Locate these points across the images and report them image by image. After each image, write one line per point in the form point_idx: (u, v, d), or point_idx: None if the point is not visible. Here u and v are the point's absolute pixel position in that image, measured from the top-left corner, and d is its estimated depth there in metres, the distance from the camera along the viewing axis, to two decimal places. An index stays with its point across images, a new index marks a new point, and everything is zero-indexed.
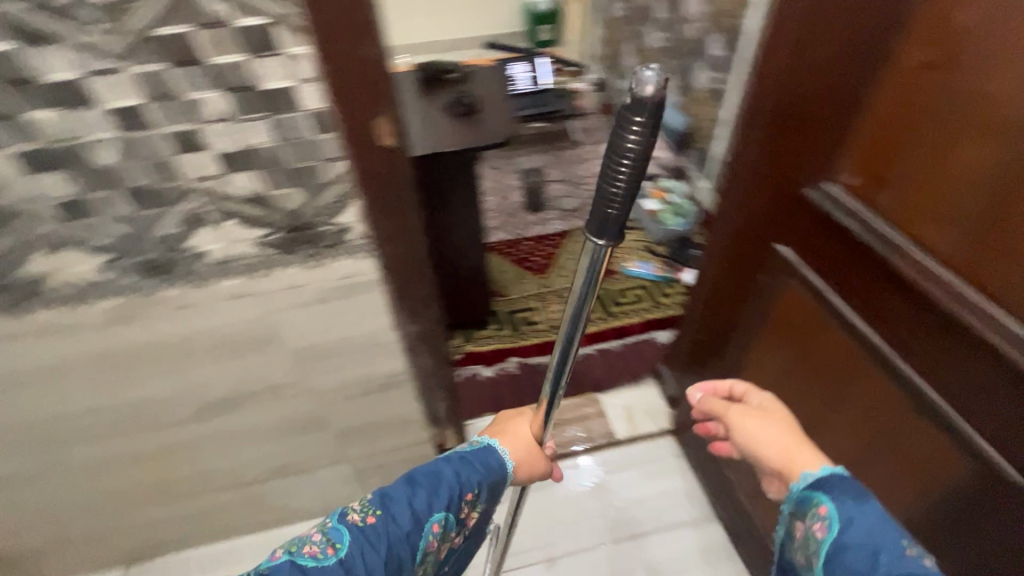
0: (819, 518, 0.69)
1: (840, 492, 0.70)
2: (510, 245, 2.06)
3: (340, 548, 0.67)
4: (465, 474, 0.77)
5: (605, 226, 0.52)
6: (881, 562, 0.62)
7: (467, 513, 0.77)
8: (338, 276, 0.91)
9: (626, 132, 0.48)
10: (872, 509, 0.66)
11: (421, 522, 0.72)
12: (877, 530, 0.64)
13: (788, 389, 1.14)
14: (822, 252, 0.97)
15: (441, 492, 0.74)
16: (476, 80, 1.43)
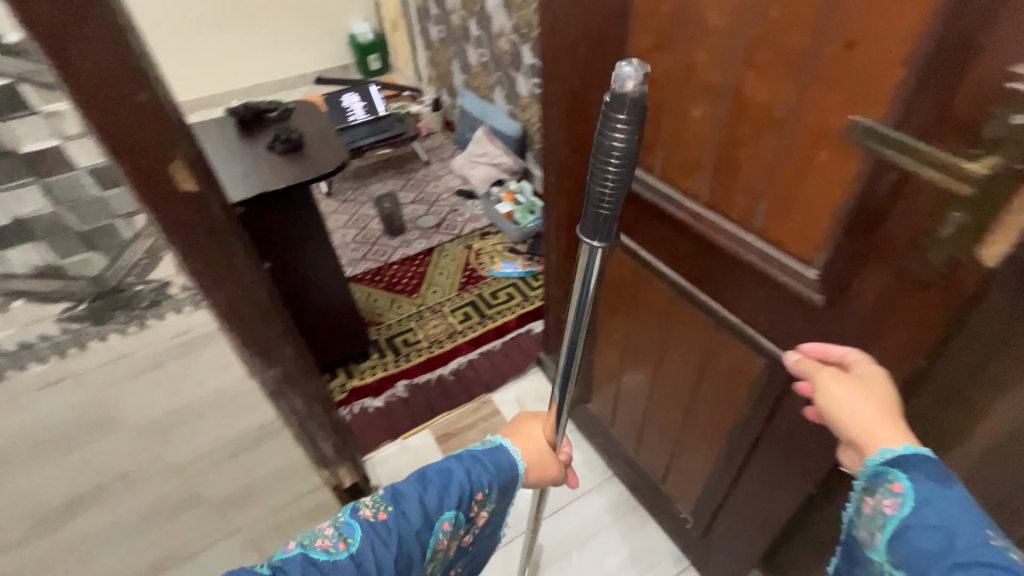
0: (888, 492, 0.49)
1: (926, 476, 0.47)
2: (380, 271, 1.94)
3: (353, 543, 0.55)
4: (476, 473, 0.62)
5: (600, 226, 0.45)
6: (956, 545, 0.44)
7: (475, 511, 0.63)
8: (168, 336, 0.72)
9: (608, 132, 0.40)
10: (957, 496, 0.46)
11: (430, 522, 0.59)
12: (960, 523, 0.44)
13: (635, 353, 1.00)
14: (640, 231, 0.82)
15: (451, 490, 0.60)
16: (299, 117, 1.36)
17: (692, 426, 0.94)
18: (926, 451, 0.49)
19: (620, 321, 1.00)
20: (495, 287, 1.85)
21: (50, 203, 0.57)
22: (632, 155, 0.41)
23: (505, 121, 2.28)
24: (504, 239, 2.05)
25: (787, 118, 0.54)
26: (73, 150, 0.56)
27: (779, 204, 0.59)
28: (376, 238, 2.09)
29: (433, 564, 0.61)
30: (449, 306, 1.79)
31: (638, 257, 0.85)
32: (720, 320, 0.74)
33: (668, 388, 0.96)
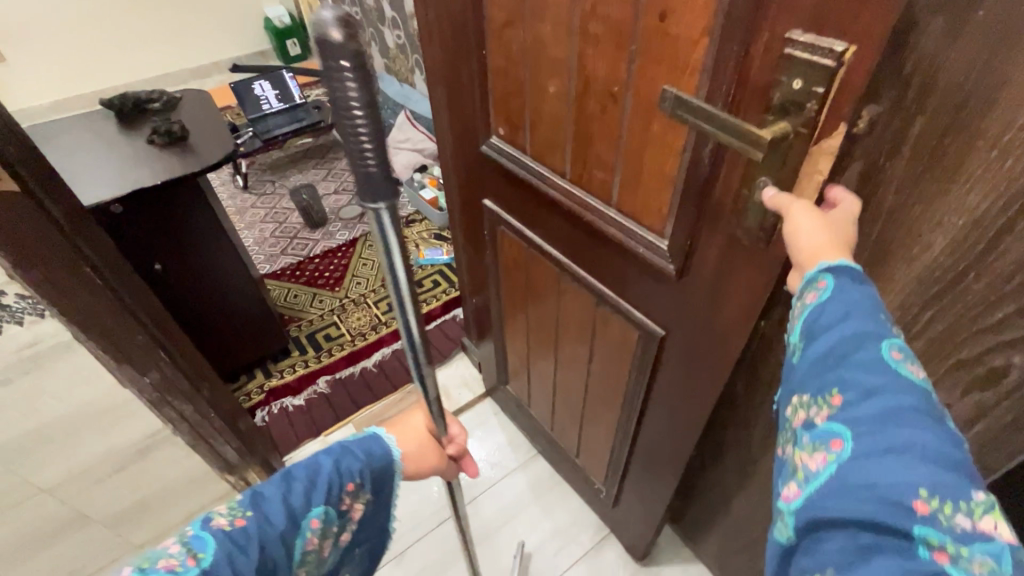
0: (808, 286, 0.42)
1: (852, 273, 0.40)
2: (300, 265, 1.88)
3: (205, 558, 0.47)
4: (347, 463, 0.56)
5: (375, 185, 0.38)
6: (850, 312, 0.38)
7: (350, 504, 0.56)
8: (10, 349, 0.67)
9: (339, 87, 0.34)
10: (874, 291, 0.40)
11: (297, 521, 0.51)
12: (862, 298, 0.39)
13: (537, 334, 1.01)
14: (525, 212, 0.82)
15: (319, 483, 0.53)
16: (185, 107, 1.27)
17: (593, 401, 0.95)
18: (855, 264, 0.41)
19: (523, 304, 1.00)
20: (421, 275, 1.82)
21: None
22: (371, 97, 0.35)
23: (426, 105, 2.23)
24: (430, 226, 2.01)
25: (625, 92, 0.54)
26: None
27: (630, 180, 0.60)
28: (297, 232, 2.01)
29: (306, 568, 0.53)
30: (373, 298, 1.75)
31: (525, 236, 0.85)
32: (600, 296, 0.75)
33: (568, 366, 0.97)
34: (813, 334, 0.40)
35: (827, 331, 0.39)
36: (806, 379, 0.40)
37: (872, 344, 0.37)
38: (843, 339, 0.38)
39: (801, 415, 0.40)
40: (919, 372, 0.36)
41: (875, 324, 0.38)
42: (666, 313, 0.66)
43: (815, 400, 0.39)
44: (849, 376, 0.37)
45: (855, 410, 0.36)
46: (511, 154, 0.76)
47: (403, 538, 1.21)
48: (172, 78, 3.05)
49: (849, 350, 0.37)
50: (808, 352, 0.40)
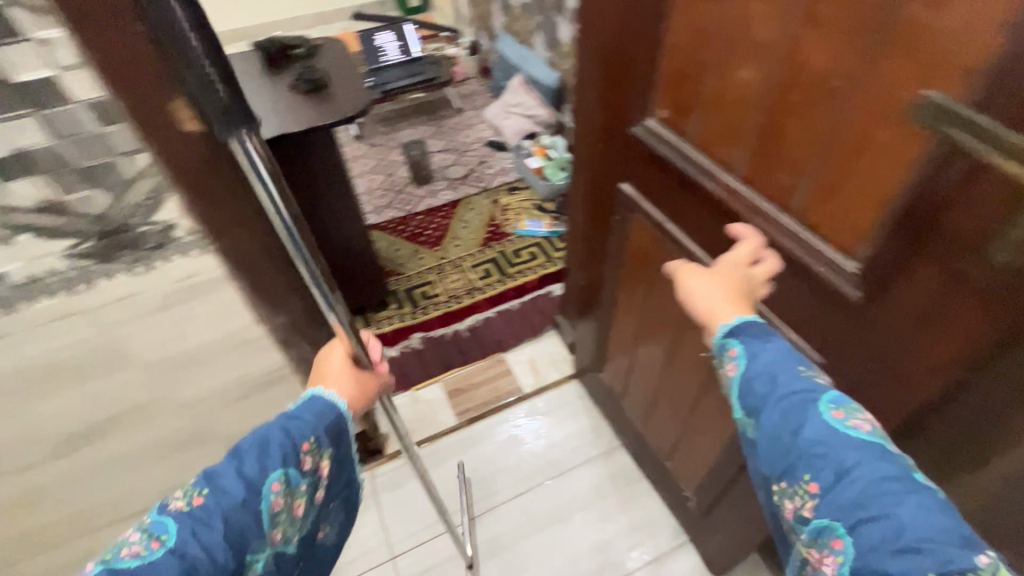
0: (729, 359, 0.56)
1: (755, 336, 0.55)
2: (404, 220, 1.92)
3: (168, 538, 0.47)
4: (298, 426, 0.56)
5: (231, 112, 0.47)
6: (779, 385, 0.51)
7: (313, 463, 0.57)
8: (173, 279, 0.72)
9: (181, 33, 0.42)
10: (776, 343, 0.54)
11: (258, 488, 0.52)
12: (775, 360, 0.52)
13: (650, 327, 0.97)
14: (669, 202, 0.77)
15: (271, 451, 0.54)
16: (325, 56, 1.30)
17: (702, 407, 0.90)
18: (750, 315, 0.57)
19: (641, 295, 0.96)
20: (519, 245, 1.80)
21: (50, 136, 0.55)
22: (205, 33, 0.43)
23: (544, 69, 2.15)
24: (532, 195, 1.98)
25: (850, 90, 0.47)
26: (66, 82, 0.53)
27: (822, 188, 0.53)
28: (403, 186, 2.05)
29: (281, 531, 0.54)
30: (471, 262, 1.76)
31: (664, 228, 0.80)
32: (745, 306, 0.70)
33: (681, 366, 0.92)
34: (763, 417, 0.51)
35: (772, 411, 0.50)
36: (774, 463, 0.49)
37: (816, 415, 0.48)
38: (786, 414, 0.49)
39: (789, 505, 0.48)
40: (862, 423, 0.47)
41: (804, 392, 0.50)
42: (831, 338, 0.59)
43: (794, 491, 0.47)
44: (807, 462, 0.46)
45: (832, 496, 0.44)
46: (669, 141, 0.71)
47: (481, 503, 1.24)
48: (299, 20, 3.16)
49: (797, 430, 0.48)
50: (765, 435, 0.50)
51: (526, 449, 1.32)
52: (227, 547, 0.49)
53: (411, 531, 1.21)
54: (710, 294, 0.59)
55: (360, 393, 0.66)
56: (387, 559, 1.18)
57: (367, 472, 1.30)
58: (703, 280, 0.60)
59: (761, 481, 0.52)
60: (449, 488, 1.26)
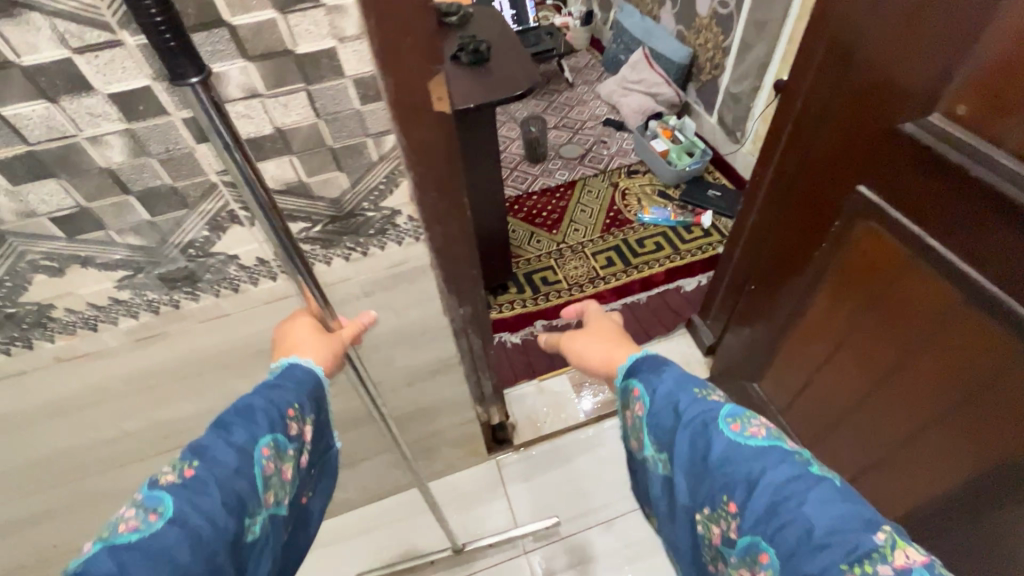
0: (635, 400, 0.49)
1: (650, 366, 0.49)
2: (519, 200, 1.85)
3: (168, 509, 0.38)
4: (281, 392, 0.48)
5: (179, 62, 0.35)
6: (681, 411, 0.44)
7: (299, 428, 0.49)
8: (384, 266, 0.68)
9: None
10: (669, 366, 0.48)
11: (251, 449, 0.43)
12: (671, 383, 0.46)
13: (853, 347, 0.86)
14: (938, 213, 0.66)
15: (259, 414, 0.45)
16: (478, 24, 1.21)
17: (918, 445, 0.80)
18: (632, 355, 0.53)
19: (846, 312, 0.85)
20: (642, 234, 1.70)
21: (314, 113, 0.51)
22: None
23: (672, 43, 2.00)
24: (654, 181, 1.86)
25: None
26: (343, 54, 0.48)
27: None
28: (516, 163, 1.97)
29: (272, 498, 0.45)
30: (591, 249, 1.68)
31: (920, 245, 0.69)
32: None
33: (895, 395, 0.81)
34: (673, 449, 0.43)
35: (679, 441, 0.43)
36: (696, 495, 0.42)
37: (717, 434, 0.41)
38: (692, 439, 0.42)
39: (715, 532, 0.41)
40: (760, 429, 0.40)
41: (701, 411, 0.43)
42: None
43: (716, 514, 0.40)
44: (718, 484, 0.39)
45: (749, 514, 0.37)
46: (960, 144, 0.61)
47: (614, 506, 1.19)
48: None
49: (705, 453, 0.41)
50: (680, 468, 0.43)
51: None
52: (229, 513, 0.40)
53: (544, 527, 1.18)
54: (600, 350, 0.58)
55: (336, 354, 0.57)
56: (520, 554, 1.15)
57: (494, 460, 1.28)
58: (591, 342, 0.59)
59: (683, 519, 0.45)
60: (580, 486, 1.22)
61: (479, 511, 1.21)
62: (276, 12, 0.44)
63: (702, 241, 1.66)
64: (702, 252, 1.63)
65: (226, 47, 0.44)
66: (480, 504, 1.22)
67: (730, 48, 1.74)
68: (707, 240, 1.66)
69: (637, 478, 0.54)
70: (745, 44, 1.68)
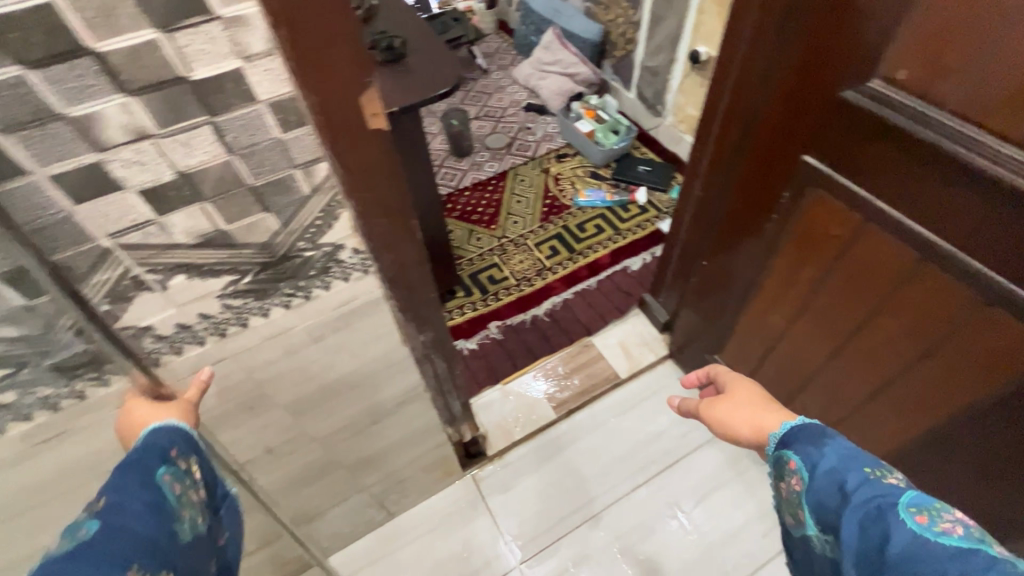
0: (792, 474, 0.50)
1: (806, 441, 0.50)
2: (452, 198, 1.77)
3: (91, 525, 0.38)
4: (158, 435, 0.46)
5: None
6: (850, 493, 0.44)
7: (191, 464, 0.47)
8: (331, 307, 0.60)
9: None
10: (830, 440, 0.49)
11: (154, 473, 0.43)
12: (834, 462, 0.47)
13: (812, 309, 0.88)
14: (885, 175, 0.67)
15: (142, 455, 0.44)
16: (386, 17, 1.12)
17: (887, 395, 0.83)
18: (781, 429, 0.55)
19: (801, 278, 0.87)
20: (582, 218, 1.68)
21: (224, 149, 0.42)
22: None
23: (582, 22, 1.98)
24: (584, 162, 1.85)
25: None
26: (253, 76, 0.40)
27: None
28: (442, 160, 1.89)
29: (194, 512, 0.45)
30: (533, 240, 1.64)
31: (868, 208, 0.71)
32: (991, 290, 0.62)
33: (857, 351, 0.84)
34: (841, 532, 0.43)
35: (849, 526, 0.43)
36: None
37: (898, 524, 0.40)
38: (863, 526, 0.42)
39: None
40: (953, 526, 0.39)
41: (875, 496, 0.43)
42: None
43: None
44: None
45: None
46: (905, 107, 0.61)
47: (599, 499, 1.18)
48: None
49: (881, 545, 0.40)
50: (850, 555, 0.42)
51: (635, 438, 1.25)
52: (154, 521, 0.40)
53: (534, 534, 1.15)
54: (742, 417, 0.62)
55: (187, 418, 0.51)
56: (514, 568, 1.11)
57: (470, 476, 1.22)
58: (732, 404, 0.64)
59: None
60: (562, 486, 1.20)
61: (464, 533, 1.15)
62: (157, 31, 0.35)
63: (640, 218, 1.67)
64: (642, 228, 1.64)
65: (95, 81, 0.35)
66: (464, 524, 1.16)
67: (641, 22, 1.74)
68: (645, 216, 1.67)
69: (792, 563, 0.53)
70: (656, 17, 1.68)
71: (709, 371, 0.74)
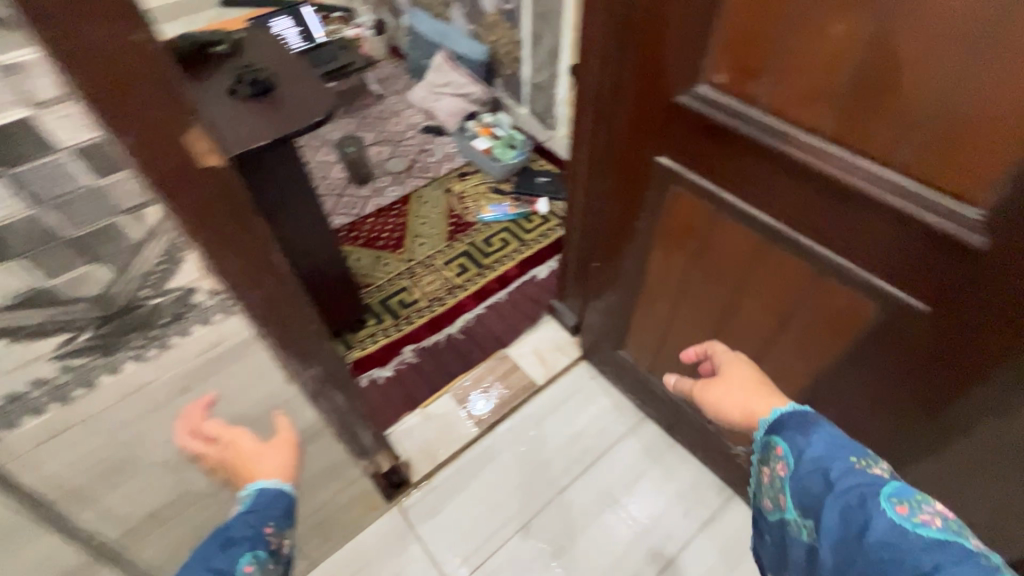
0: (778, 461, 0.54)
1: (794, 430, 0.54)
2: (355, 226, 1.75)
3: None
4: (259, 514, 0.55)
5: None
6: (834, 481, 0.48)
7: (279, 543, 0.56)
8: (196, 353, 0.57)
9: None
10: (817, 430, 0.53)
11: (238, 562, 0.52)
12: (821, 452, 0.51)
13: (690, 297, 0.95)
14: (724, 169, 0.73)
15: (235, 536, 0.53)
16: (255, 50, 1.10)
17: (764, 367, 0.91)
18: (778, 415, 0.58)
19: (677, 269, 0.93)
20: (488, 233, 1.71)
21: (26, 203, 0.40)
22: None
23: (468, 43, 2.02)
24: (485, 178, 1.88)
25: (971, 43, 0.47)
26: (48, 123, 0.38)
27: (939, 135, 0.53)
28: (342, 188, 1.86)
29: None
30: (441, 259, 1.65)
31: (717, 200, 0.77)
32: (822, 263, 0.69)
33: (732, 330, 0.91)
34: (822, 519, 0.47)
35: (830, 512, 0.46)
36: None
37: (879, 513, 0.44)
38: (844, 514, 0.46)
39: None
40: (931, 519, 0.43)
41: (860, 487, 0.46)
42: (925, 281, 0.60)
43: None
44: (876, 566, 0.42)
45: None
46: (728, 107, 0.67)
47: (528, 508, 1.19)
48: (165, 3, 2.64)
49: (861, 532, 0.44)
50: (828, 540, 0.46)
51: (557, 441, 1.28)
52: None
53: (467, 555, 1.13)
54: (735, 401, 0.65)
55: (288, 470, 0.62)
56: None
57: (396, 507, 1.19)
58: (726, 387, 0.67)
59: None
60: (491, 500, 1.20)
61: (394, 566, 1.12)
62: None
63: (543, 227, 1.72)
64: (546, 237, 1.69)
65: None
66: (393, 558, 1.13)
67: (523, 42, 1.81)
68: (548, 225, 1.73)
69: (769, 548, 0.55)
70: (535, 36, 1.76)
71: (706, 349, 0.76)
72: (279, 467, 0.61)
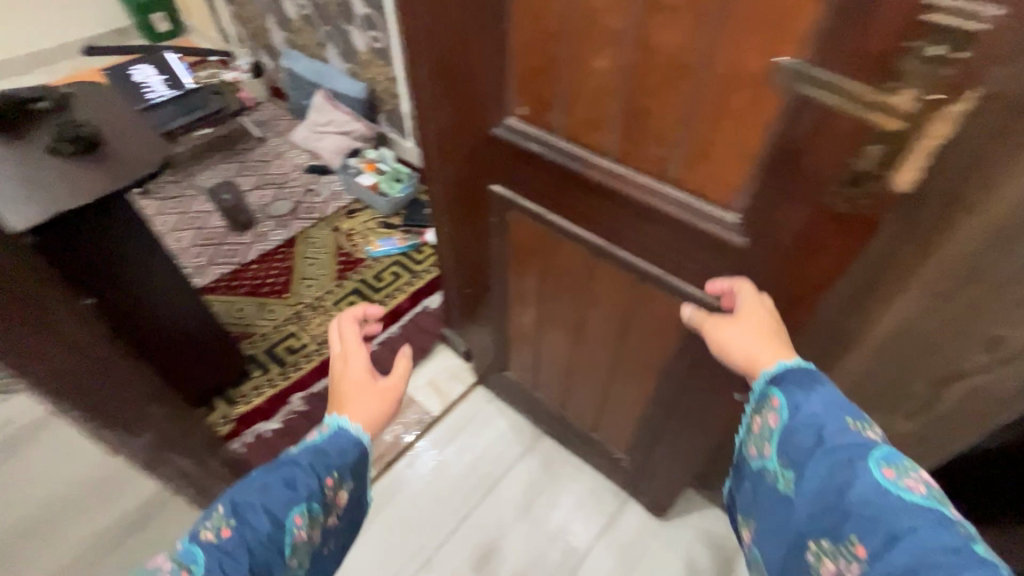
0: (773, 412, 0.55)
1: (793, 384, 0.54)
2: (237, 274, 1.68)
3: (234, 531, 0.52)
4: (323, 462, 0.59)
5: None
6: (826, 437, 0.49)
7: (332, 495, 0.59)
8: None
9: None
10: (813, 386, 0.53)
11: (290, 510, 0.54)
12: (816, 408, 0.51)
13: (549, 313, 0.99)
14: (546, 193, 0.78)
15: (297, 484, 0.56)
16: (85, 104, 1.04)
17: (622, 372, 0.96)
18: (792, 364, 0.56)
19: (533, 288, 0.97)
20: (377, 269, 1.70)
21: None
22: None
23: (345, 82, 2.02)
24: (374, 214, 1.87)
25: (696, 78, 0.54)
26: None
27: (696, 155, 0.59)
28: (222, 237, 1.79)
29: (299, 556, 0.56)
30: (330, 300, 1.61)
31: (546, 222, 0.82)
32: (639, 272, 0.75)
33: (589, 341, 0.96)
34: (809, 471, 0.49)
35: (818, 466, 0.48)
36: (823, 523, 0.47)
37: (867, 473, 0.45)
38: (829, 470, 0.47)
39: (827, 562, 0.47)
40: (917, 484, 0.44)
41: (851, 447, 0.48)
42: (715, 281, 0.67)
43: (839, 549, 0.45)
44: (857, 522, 0.44)
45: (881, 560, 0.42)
46: (534, 137, 0.72)
47: (429, 542, 1.17)
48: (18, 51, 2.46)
49: (845, 489, 0.46)
50: (810, 490, 0.48)
51: (456, 469, 1.27)
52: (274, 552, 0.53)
53: None
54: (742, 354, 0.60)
55: (378, 417, 0.67)
56: None
57: None
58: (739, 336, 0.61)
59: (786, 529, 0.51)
60: (391, 541, 1.17)
61: None
62: None
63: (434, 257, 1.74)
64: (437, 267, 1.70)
65: None
66: None
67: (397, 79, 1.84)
68: None
69: (737, 484, 0.62)
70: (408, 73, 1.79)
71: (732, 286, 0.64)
72: (364, 414, 0.66)
